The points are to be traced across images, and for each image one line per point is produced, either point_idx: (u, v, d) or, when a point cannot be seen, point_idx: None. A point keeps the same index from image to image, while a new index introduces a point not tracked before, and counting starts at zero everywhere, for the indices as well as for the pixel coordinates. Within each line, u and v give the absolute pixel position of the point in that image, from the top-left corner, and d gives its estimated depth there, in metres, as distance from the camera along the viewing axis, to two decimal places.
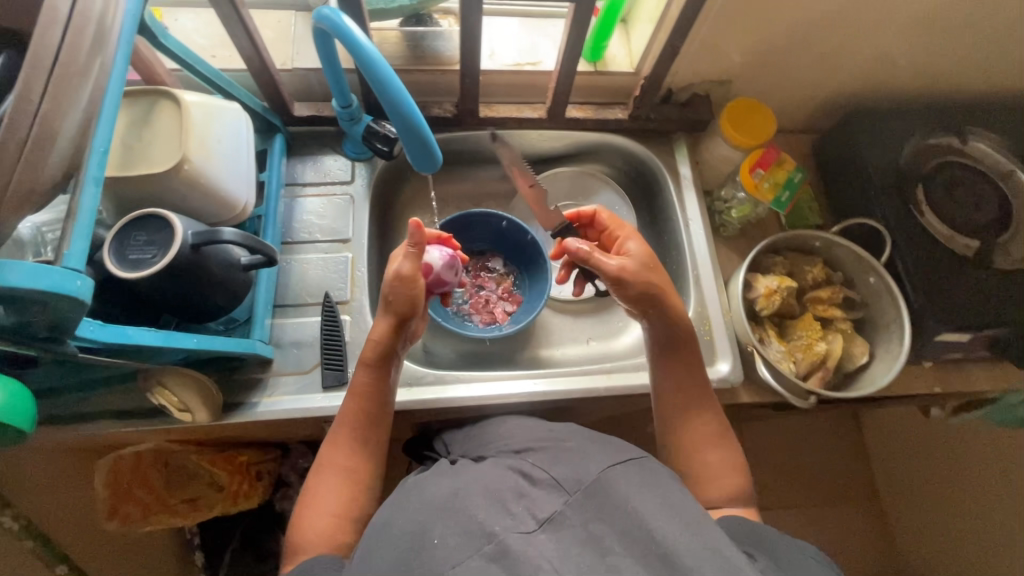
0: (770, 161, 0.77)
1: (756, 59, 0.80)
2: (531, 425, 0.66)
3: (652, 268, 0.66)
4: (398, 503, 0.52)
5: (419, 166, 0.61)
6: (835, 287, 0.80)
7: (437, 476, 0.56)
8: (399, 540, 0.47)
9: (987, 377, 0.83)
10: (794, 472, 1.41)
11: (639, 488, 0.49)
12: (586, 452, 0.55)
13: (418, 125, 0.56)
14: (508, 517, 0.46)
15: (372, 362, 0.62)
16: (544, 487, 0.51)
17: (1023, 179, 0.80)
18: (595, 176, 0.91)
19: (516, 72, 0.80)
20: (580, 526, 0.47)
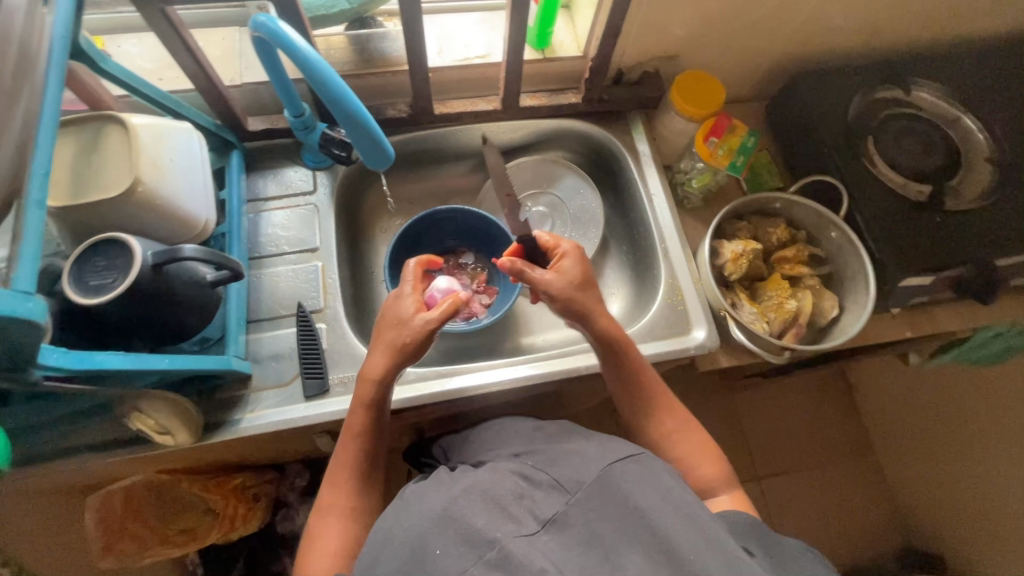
0: (723, 129, 0.79)
1: (700, 30, 0.81)
2: (521, 431, 0.68)
3: (583, 287, 0.68)
4: (398, 513, 0.51)
5: (371, 162, 0.63)
6: (799, 245, 0.82)
7: (435, 485, 0.54)
8: (399, 552, 0.45)
9: (954, 316, 0.86)
10: (785, 435, 1.54)
11: (640, 482, 0.49)
12: (586, 452, 0.55)
13: (365, 121, 0.58)
14: (509, 522, 0.45)
15: (366, 409, 0.63)
16: (545, 489, 0.51)
17: (969, 124, 0.86)
18: (557, 162, 0.93)
19: (466, 66, 0.81)
20: (583, 525, 0.46)
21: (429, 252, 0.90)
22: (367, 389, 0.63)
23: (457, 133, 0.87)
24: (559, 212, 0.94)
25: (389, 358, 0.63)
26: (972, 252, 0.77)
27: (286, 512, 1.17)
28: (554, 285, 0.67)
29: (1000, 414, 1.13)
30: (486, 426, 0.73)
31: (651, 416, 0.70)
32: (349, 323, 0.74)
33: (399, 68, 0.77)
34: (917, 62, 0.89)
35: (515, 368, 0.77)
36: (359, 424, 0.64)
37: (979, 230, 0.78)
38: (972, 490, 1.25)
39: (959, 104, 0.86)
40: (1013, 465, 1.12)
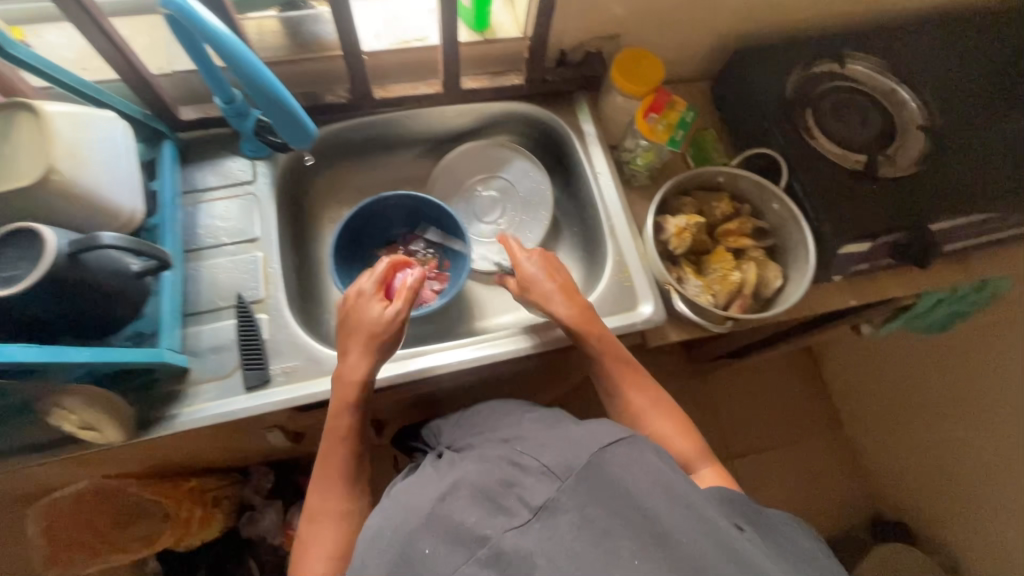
0: (661, 105, 0.79)
1: (637, 8, 0.81)
2: (508, 414, 0.67)
3: (578, 290, 0.73)
4: (391, 510, 0.53)
5: (295, 141, 0.67)
6: (743, 218, 0.83)
7: (425, 481, 0.57)
8: (391, 548, 0.48)
9: (897, 282, 0.88)
10: (756, 414, 1.56)
11: (629, 467, 0.49)
12: (574, 435, 0.55)
13: (286, 100, 0.61)
14: (499, 516, 0.48)
15: (343, 414, 0.65)
16: (536, 477, 0.51)
17: (904, 97, 0.88)
18: (505, 146, 0.93)
19: (404, 50, 0.79)
20: (574, 510, 0.47)
21: (377, 240, 0.88)
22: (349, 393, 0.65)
23: (401, 120, 0.86)
24: (510, 196, 0.94)
25: (368, 358, 0.66)
26: (907, 217, 0.79)
27: (251, 515, 1.18)
28: (554, 298, 0.72)
29: (962, 384, 1.19)
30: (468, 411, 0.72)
31: (629, 395, 0.70)
32: (290, 313, 0.73)
33: (331, 53, 0.76)
34: (853, 36, 0.91)
35: (459, 350, 0.75)
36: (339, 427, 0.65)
37: (914, 197, 0.80)
38: (933, 458, 1.30)
39: (892, 74, 0.89)
40: (974, 429, 1.17)
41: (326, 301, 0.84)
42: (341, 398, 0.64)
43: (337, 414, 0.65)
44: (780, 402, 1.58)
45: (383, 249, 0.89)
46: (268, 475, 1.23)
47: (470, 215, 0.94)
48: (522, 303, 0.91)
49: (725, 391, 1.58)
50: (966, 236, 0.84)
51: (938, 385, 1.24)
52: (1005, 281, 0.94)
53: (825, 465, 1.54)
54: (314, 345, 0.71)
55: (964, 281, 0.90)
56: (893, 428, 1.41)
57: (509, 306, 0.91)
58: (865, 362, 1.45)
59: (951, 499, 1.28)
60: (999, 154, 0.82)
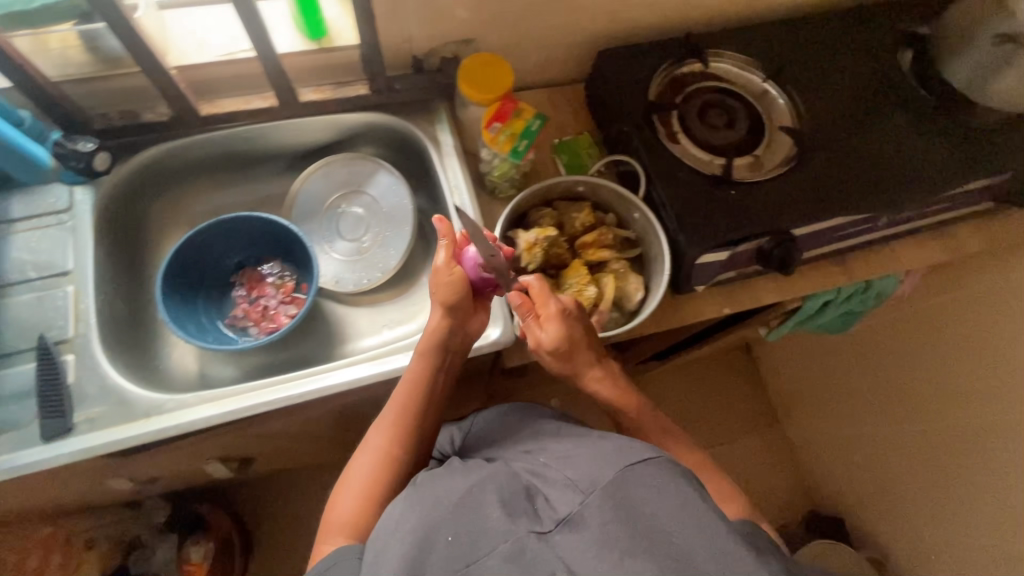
0: (507, 114, 0.75)
1: (483, 13, 0.77)
2: (543, 425, 0.65)
3: (569, 351, 0.66)
4: (415, 502, 0.52)
5: (26, 177, 0.71)
6: (604, 228, 0.79)
7: (453, 472, 0.55)
8: (406, 539, 0.47)
9: (775, 288, 0.86)
10: (688, 416, 1.53)
11: (654, 487, 0.46)
12: (606, 448, 0.52)
13: (14, 143, 0.66)
14: (525, 519, 0.47)
15: (423, 391, 0.66)
16: (558, 487, 0.49)
17: (774, 98, 0.85)
18: (364, 159, 0.88)
19: (230, 63, 0.73)
20: (597, 525, 0.44)
21: (224, 265, 0.84)
22: (434, 373, 0.67)
23: (242, 136, 0.81)
24: (375, 214, 0.89)
25: (442, 310, 0.66)
26: (769, 222, 0.75)
27: (141, 553, 1.09)
28: (541, 342, 0.66)
29: (881, 377, 1.21)
30: (482, 418, 0.72)
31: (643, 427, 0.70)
32: (101, 353, 0.68)
33: (133, 70, 0.71)
34: (722, 34, 0.88)
35: (283, 388, 0.68)
36: (408, 402, 0.65)
37: (779, 201, 0.76)
38: (866, 454, 1.29)
39: (758, 71, 0.85)
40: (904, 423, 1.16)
41: (163, 334, 0.79)
42: (425, 369, 0.67)
43: (401, 389, 0.66)
44: (715, 402, 1.55)
45: (235, 276, 0.85)
46: (162, 507, 1.14)
47: (331, 234, 0.89)
48: (386, 324, 0.86)
49: (658, 394, 1.53)
50: (836, 237, 0.82)
51: (858, 376, 1.26)
52: (890, 280, 0.92)
53: (768, 464, 1.52)
54: (127, 387, 0.67)
55: (846, 283, 0.88)
56: (822, 426, 1.40)
57: (373, 327, 0.86)
58: (794, 359, 1.44)
59: (879, 492, 1.27)
60: (868, 152, 0.80)
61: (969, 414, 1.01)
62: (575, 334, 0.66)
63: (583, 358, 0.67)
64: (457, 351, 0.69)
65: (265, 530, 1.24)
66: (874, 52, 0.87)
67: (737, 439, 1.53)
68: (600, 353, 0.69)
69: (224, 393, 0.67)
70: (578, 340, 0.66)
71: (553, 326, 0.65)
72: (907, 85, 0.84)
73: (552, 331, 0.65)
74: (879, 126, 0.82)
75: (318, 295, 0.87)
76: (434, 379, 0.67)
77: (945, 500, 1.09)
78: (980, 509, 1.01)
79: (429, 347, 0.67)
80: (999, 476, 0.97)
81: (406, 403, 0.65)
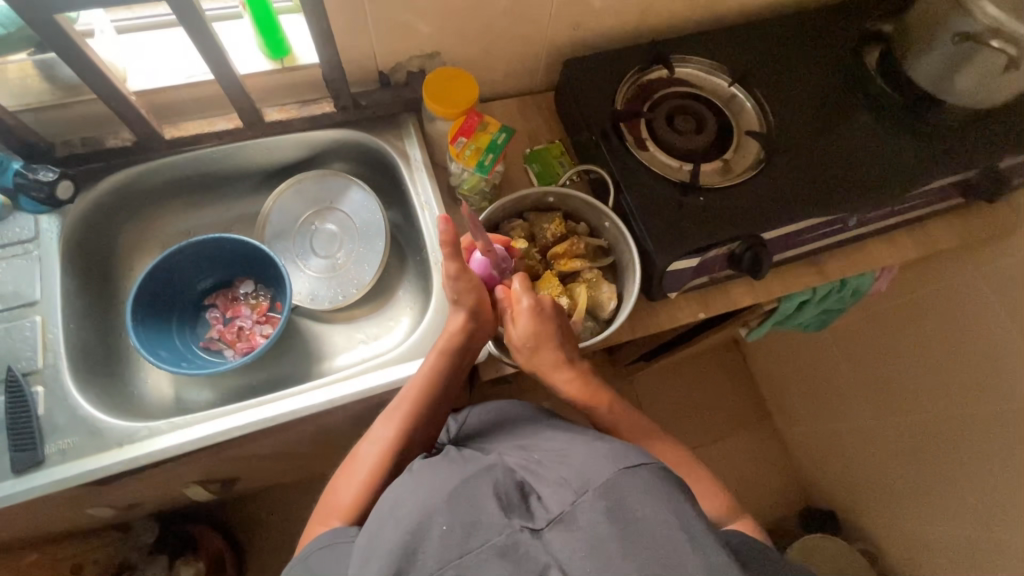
0: (471, 128, 0.75)
1: (445, 27, 0.77)
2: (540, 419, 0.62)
3: (535, 347, 0.67)
4: (408, 492, 0.48)
5: None
6: (575, 238, 0.79)
7: (448, 462, 0.51)
8: (398, 528, 0.44)
9: (749, 291, 0.86)
10: (679, 415, 1.51)
11: (652, 492, 0.43)
12: (603, 446, 0.49)
13: None
14: (516, 514, 0.43)
15: (437, 387, 0.67)
16: (552, 485, 0.46)
17: (741, 101, 0.86)
18: (335, 175, 0.88)
19: (192, 86, 0.73)
20: (590, 526, 0.41)
21: (197, 288, 0.84)
22: (449, 368, 0.68)
23: (210, 158, 0.80)
24: (348, 230, 0.88)
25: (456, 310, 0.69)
26: (741, 226, 0.75)
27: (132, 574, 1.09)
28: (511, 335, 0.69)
29: (868, 372, 1.21)
30: (484, 409, 0.66)
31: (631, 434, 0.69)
32: (71, 384, 0.67)
33: (89, 97, 0.71)
34: (687, 40, 0.88)
35: (255, 412, 0.68)
36: (422, 395, 0.66)
37: (749, 204, 0.76)
38: (856, 446, 1.28)
39: (725, 74, 0.86)
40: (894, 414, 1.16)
41: (138, 359, 0.79)
42: (440, 365, 0.68)
43: (415, 382, 0.67)
44: (705, 401, 1.54)
45: (209, 298, 0.86)
46: (150, 529, 1.12)
47: (305, 251, 0.88)
48: (364, 340, 0.86)
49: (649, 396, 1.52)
50: (808, 238, 0.82)
51: (846, 372, 1.27)
52: (867, 277, 0.92)
53: (761, 459, 1.51)
54: (98, 417, 0.66)
55: (821, 283, 0.88)
56: (810, 420, 1.40)
57: (350, 344, 0.86)
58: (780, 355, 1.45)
59: (870, 485, 1.27)
60: (837, 153, 0.80)
61: (960, 407, 1.01)
62: (545, 330, 0.67)
63: (548, 358, 0.67)
64: (473, 348, 0.70)
65: (258, 546, 1.23)
66: (837, 53, 0.88)
67: (729, 435, 1.52)
68: (570, 355, 0.69)
69: (197, 420, 0.67)
70: (546, 338, 0.67)
71: (524, 321, 0.67)
72: (871, 85, 0.86)
73: (523, 327, 0.67)
74: (848, 126, 0.82)
75: (294, 313, 0.86)
76: (449, 375, 0.68)
77: (932, 494, 1.09)
78: (968, 503, 1.01)
79: (448, 345, 0.68)
80: (987, 469, 0.96)
81: (420, 396, 0.66)
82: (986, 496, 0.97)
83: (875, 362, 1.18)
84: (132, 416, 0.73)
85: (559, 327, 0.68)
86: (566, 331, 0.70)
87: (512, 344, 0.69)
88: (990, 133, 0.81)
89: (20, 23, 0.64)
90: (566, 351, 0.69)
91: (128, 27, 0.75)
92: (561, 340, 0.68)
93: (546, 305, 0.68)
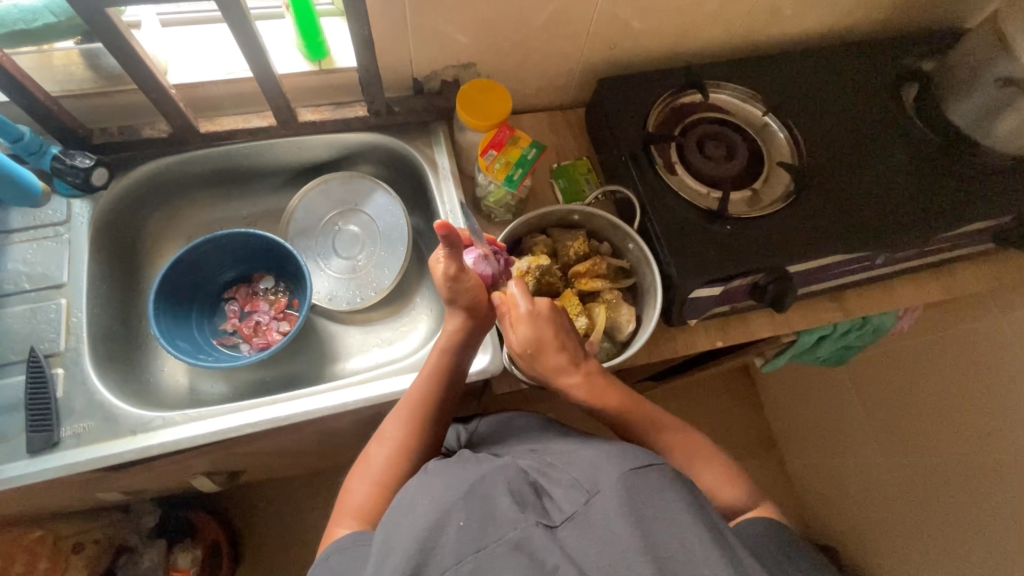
0: (502, 141, 0.76)
1: (483, 41, 0.77)
2: (549, 429, 0.63)
3: (539, 351, 0.63)
4: (423, 489, 0.48)
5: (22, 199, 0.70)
6: (597, 258, 0.78)
7: (461, 462, 0.52)
8: (414, 523, 0.43)
9: (768, 322, 0.85)
10: None
11: (659, 492, 0.44)
12: (607, 453, 0.50)
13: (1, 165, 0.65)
14: (529, 511, 0.44)
15: (442, 388, 0.66)
16: (564, 487, 0.46)
17: (775, 130, 0.85)
18: (363, 179, 0.88)
19: (231, 81, 0.74)
20: (602, 523, 0.42)
21: (217, 282, 0.85)
22: (451, 370, 0.67)
23: (242, 153, 0.81)
24: (371, 233, 0.89)
25: (462, 319, 0.68)
26: (767, 258, 0.74)
27: (129, 557, 1.09)
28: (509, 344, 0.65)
29: (881, 411, 1.18)
30: (488, 419, 0.71)
31: None
32: (89, 367, 0.68)
33: (130, 87, 0.73)
34: (722, 66, 0.88)
35: (268, 409, 0.68)
36: (427, 397, 0.65)
37: (778, 235, 0.75)
38: (861, 481, 1.26)
39: (759, 103, 0.86)
40: (906, 453, 1.13)
41: (155, 348, 0.80)
42: (444, 365, 0.67)
43: (417, 383, 0.66)
44: (714, 424, 1.52)
45: (228, 292, 0.87)
46: (151, 512, 1.13)
47: (327, 251, 0.89)
48: (379, 344, 0.86)
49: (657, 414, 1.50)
50: (831, 275, 0.81)
51: (859, 410, 1.25)
52: (888, 316, 0.90)
53: (767, 488, 1.48)
54: (115, 403, 0.67)
55: (842, 320, 0.87)
56: (819, 452, 1.38)
57: (365, 346, 0.86)
58: (795, 384, 1.43)
59: (877, 526, 1.23)
60: (869, 191, 0.78)
61: (967, 453, 0.99)
62: (544, 335, 0.63)
63: (552, 363, 0.63)
64: (473, 351, 0.69)
65: (256, 536, 1.23)
66: (875, 87, 0.87)
67: (736, 461, 1.50)
68: (574, 355, 0.64)
69: (212, 413, 0.68)
70: (546, 342, 0.63)
71: (521, 329, 0.64)
72: (908, 123, 0.84)
73: (521, 335, 0.63)
74: (883, 163, 0.81)
75: (311, 312, 0.87)
76: (453, 375, 0.67)
77: (937, 539, 1.06)
78: (970, 554, 0.98)
79: (450, 344, 0.67)
80: (992, 518, 0.94)
81: (425, 399, 0.65)
82: (986, 545, 0.95)
83: (891, 399, 1.16)
84: (147, 403, 0.73)
85: (560, 327, 0.65)
86: (570, 331, 0.66)
87: (514, 351, 0.66)
88: None
89: (70, 12, 0.64)
90: (571, 354, 0.64)
91: (174, 20, 0.77)
92: (565, 342, 0.64)
93: (541, 308, 0.65)
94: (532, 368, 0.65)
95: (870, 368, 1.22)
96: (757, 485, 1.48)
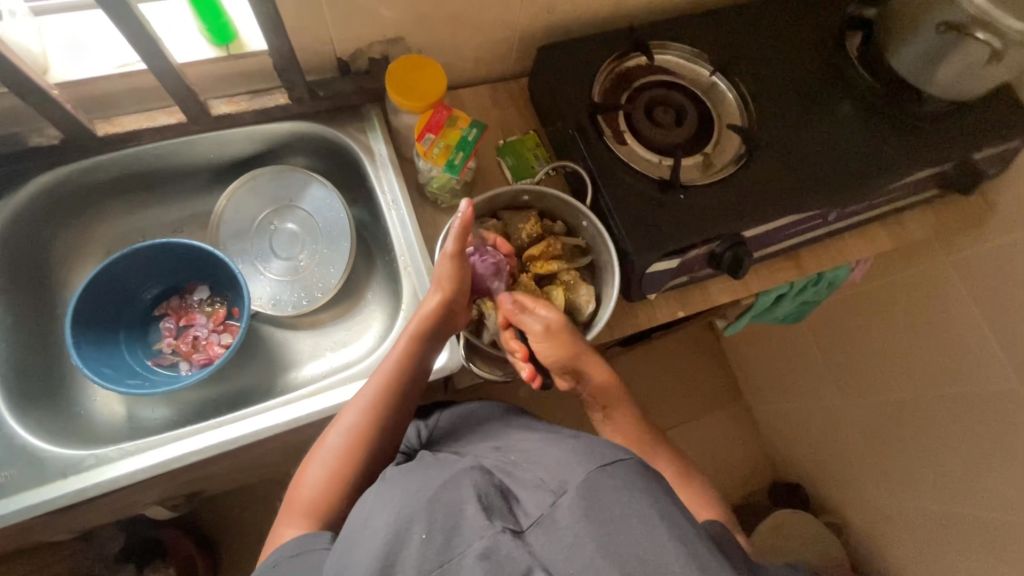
0: (439, 123, 0.70)
1: (409, 14, 0.70)
2: (513, 424, 0.59)
3: (568, 331, 0.66)
4: (384, 499, 0.45)
5: None
6: (551, 238, 0.75)
7: (424, 468, 0.48)
8: (375, 539, 0.40)
9: (728, 287, 0.85)
10: (659, 397, 1.52)
11: (628, 490, 0.40)
12: (574, 446, 0.46)
13: None
14: (492, 515, 0.40)
15: (406, 374, 0.63)
16: (530, 489, 0.43)
17: (723, 90, 0.82)
18: (296, 172, 0.82)
19: (125, 75, 0.66)
20: (568, 527, 0.38)
21: (143, 298, 0.78)
22: (421, 353, 0.65)
23: (152, 154, 0.73)
24: (310, 230, 0.83)
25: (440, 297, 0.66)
26: (721, 225, 0.72)
27: None
28: (539, 330, 0.66)
29: (838, 357, 1.22)
30: (451, 410, 0.66)
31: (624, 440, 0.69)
32: (6, 412, 0.63)
33: (4, 90, 0.63)
34: (664, 25, 0.84)
35: (213, 434, 0.64)
36: (392, 381, 0.62)
37: (732, 201, 0.73)
38: (822, 424, 1.32)
39: (706, 63, 0.83)
40: (863, 395, 1.17)
41: (83, 379, 0.73)
42: (412, 351, 0.65)
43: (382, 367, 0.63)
44: (684, 381, 1.55)
45: (159, 308, 0.80)
46: (115, 537, 1.07)
47: (265, 254, 0.83)
48: (332, 347, 0.81)
49: (628, 378, 1.51)
50: (786, 235, 0.80)
51: (818, 358, 1.29)
52: (843, 269, 0.92)
53: (736, 438, 1.54)
54: (40, 446, 0.62)
55: (798, 277, 0.87)
56: (783, 401, 1.42)
57: (317, 351, 0.81)
58: (757, 336, 1.46)
59: (840, 463, 1.30)
60: (818, 147, 0.77)
61: (922, 391, 1.03)
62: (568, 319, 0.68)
63: (583, 342, 0.67)
64: (443, 338, 0.67)
65: (234, 544, 1.20)
66: (820, 39, 0.85)
67: (706, 415, 1.54)
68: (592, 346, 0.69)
69: (153, 443, 0.63)
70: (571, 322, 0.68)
71: (552, 340, 0.66)
72: (853, 73, 0.83)
73: (546, 348, 0.66)
74: (831, 117, 0.79)
75: (255, 320, 0.81)
76: (421, 360, 0.65)
77: (898, 471, 1.12)
78: (928, 479, 1.04)
79: (422, 328, 0.65)
80: (946, 448, 0.99)
81: (392, 381, 0.62)
82: (942, 471, 1.01)
83: (847, 344, 1.19)
84: (77, 441, 0.68)
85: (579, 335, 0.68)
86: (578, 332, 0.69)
87: (541, 339, 0.66)
88: (970, 123, 0.80)
89: None
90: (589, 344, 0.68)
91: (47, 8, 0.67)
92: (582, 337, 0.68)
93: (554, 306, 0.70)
94: (558, 353, 0.66)
95: (824, 316, 1.25)
96: (728, 436, 1.53)
